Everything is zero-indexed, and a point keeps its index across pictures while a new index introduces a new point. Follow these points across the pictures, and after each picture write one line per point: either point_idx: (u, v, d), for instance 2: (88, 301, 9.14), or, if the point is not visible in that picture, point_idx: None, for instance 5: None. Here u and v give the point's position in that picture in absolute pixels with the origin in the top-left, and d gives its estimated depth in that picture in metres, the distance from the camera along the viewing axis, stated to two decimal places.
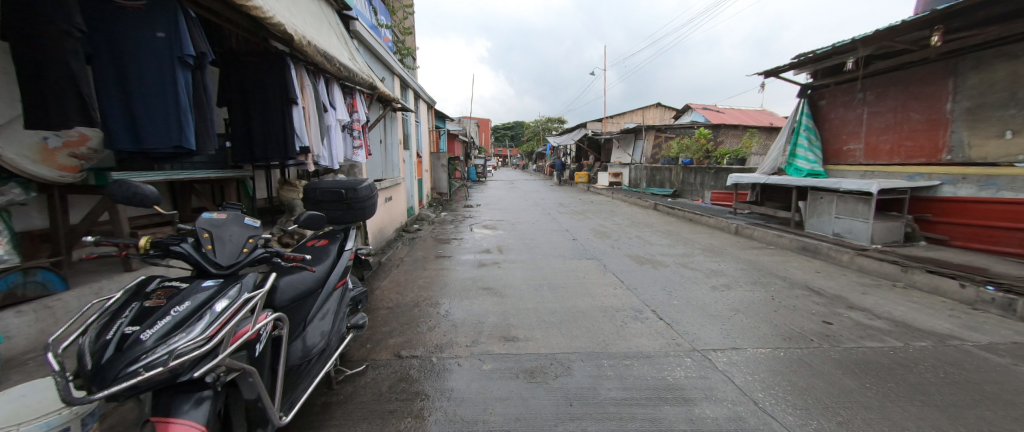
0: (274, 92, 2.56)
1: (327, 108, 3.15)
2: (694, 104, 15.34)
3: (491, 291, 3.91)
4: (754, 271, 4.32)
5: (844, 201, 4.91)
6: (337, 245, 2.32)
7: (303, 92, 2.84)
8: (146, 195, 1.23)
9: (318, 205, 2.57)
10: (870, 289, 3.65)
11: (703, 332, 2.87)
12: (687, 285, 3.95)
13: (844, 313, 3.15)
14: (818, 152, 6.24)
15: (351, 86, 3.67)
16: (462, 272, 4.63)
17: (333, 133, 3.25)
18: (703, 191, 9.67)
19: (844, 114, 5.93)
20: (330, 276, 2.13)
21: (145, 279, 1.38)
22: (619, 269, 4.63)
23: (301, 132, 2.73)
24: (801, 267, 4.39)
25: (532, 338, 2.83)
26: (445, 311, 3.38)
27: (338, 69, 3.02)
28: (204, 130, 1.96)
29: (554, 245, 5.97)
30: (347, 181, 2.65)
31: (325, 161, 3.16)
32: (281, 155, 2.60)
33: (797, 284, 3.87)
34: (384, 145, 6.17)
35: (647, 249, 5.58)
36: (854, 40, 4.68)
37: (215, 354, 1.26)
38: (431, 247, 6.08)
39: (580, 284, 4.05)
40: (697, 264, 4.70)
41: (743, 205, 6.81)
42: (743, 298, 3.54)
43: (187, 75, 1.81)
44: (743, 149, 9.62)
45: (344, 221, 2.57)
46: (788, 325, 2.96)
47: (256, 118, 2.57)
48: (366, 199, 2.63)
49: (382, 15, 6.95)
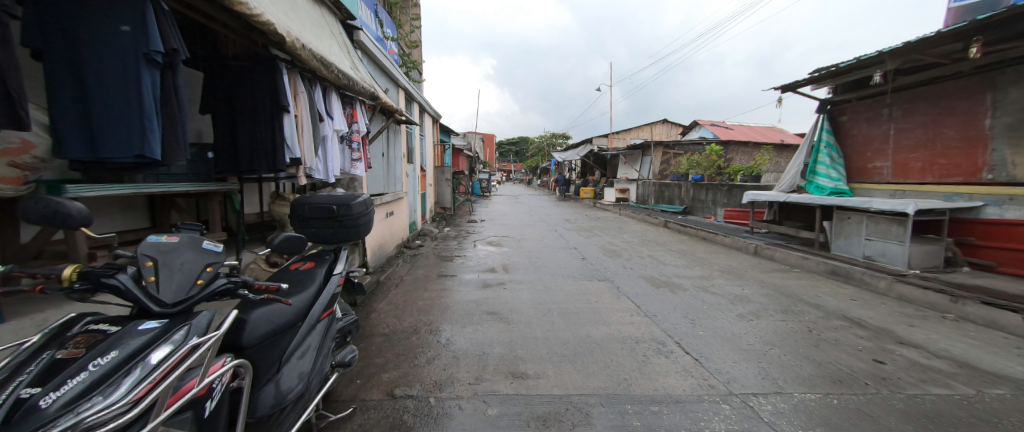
0: (263, 98, 2.34)
1: (323, 118, 2.93)
2: (703, 121, 15.18)
3: (497, 317, 3.58)
4: (782, 297, 3.96)
5: (876, 222, 4.58)
6: (324, 270, 2.05)
7: (296, 100, 2.61)
8: (70, 214, 0.98)
9: (306, 223, 2.30)
10: (918, 321, 3.28)
11: (739, 371, 2.51)
12: (711, 312, 3.60)
13: (894, 350, 2.79)
14: (841, 169, 5.94)
15: (351, 96, 3.48)
16: (465, 294, 4.31)
17: (329, 144, 3.02)
18: (715, 208, 9.35)
19: (868, 130, 5.66)
20: (315, 308, 1.85)
21: (74, 318, 1.10)
22: (633, 292, 4.29)
23: (292, 142, 2.48)
24: (833, 293, 4.02)
25: (544, 375, 2.50)
26: (446, 340, 3.06)
27: (336, 77, 2.83)
28: (175, 138, 1.70)
29: (562, 265, 5.65)
30: (341, 196, 2.37)
31: (319, 174, 2.92)
32: (269, 167, 2.36)
33: (833, 313, 3.50)
34: (387, 158, 5.97)
35: (662, 270, 5.23)
36: (881, 52, 4.47)
37: (144, 421, 0.96)
38: (433, 265, 5.79)
39: (593, 310, 3.72)
40: (718, 288, 4.34)
41: (761, 224, 6.49)
42: (775, 329, 3.19)
43: (155, 75, 1.58)
44: (758, 166, 9.22)
45: (337, 240, 2.29)
46: (834, 364, 2.60)
47: (242, 125, 2.34)
48: (361, 217, 2.37)
49: (389, 28, 6.89)
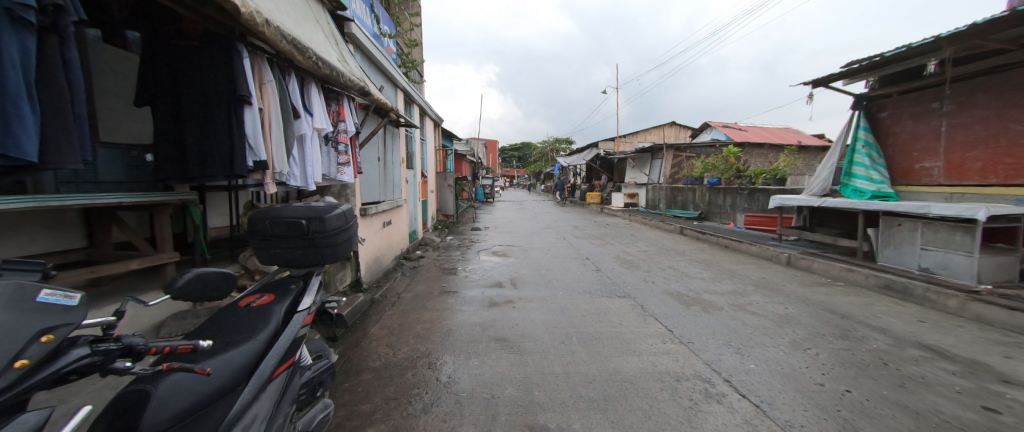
0: (216, 86, 1.87)
1: (299, 114, 2.45)
2: (714, 123, 14.69)
3: (507, 345, 3.07)
4: (836, 319, 3.42)
5: (934, 229, 4.02)
6: (285, 305, 1.56)
7: (262, 91, 2.14)
8: None
9: (266, 243, 1.80)
10: (1013, 350, 2.72)
11: (816, 424, 1.97)
12: (758, 339, 3.07)
13: (1003, 391, 2.24)
14: (881, 170, 5.40)
15: (337, 90, 3.03)
16: (470, 315, 3.81)
17: (307, 145, 2.56)
18: (735, 214, 8.80)
19: (914, 127, 5.15)
20: (265, 363, 1.35)
21: None
22: (661, 312, 3.76)
23: (255, 142, 2.01)
24: (893, 313, 3.49)
25: (569, 430, 1.97)
26: (447, 377, 2.56)
27: (314, 65, 2.37)
28: (60, 127, 1.23)
29: (576, 278, 5.14)
30: (314, 208, 1.88)
31: (294, 181, 2.45)
32: (223, 174, 1.88)
33: (905, 340, 2.96)
34: (383, 163, 5.51)
35: (688, 284, 4.71)
36: (937, 38, 3.96)
37: None
38: (435, 279, 5.30)
39: (618, 335, 3.21)
40: (758, 307, 3.79)
41: (791, 232, 5.94)
42: (843, 363, 2.64)
43: (32, 42, 1.12)
44: (781, 168, 8.63)
45: (306, 263, 1.81)
46: (934, 413, 2.06)
47: (191, 121, 1.86)
48: (338, 235, 1.87)
49: (387, 25, 6.45)
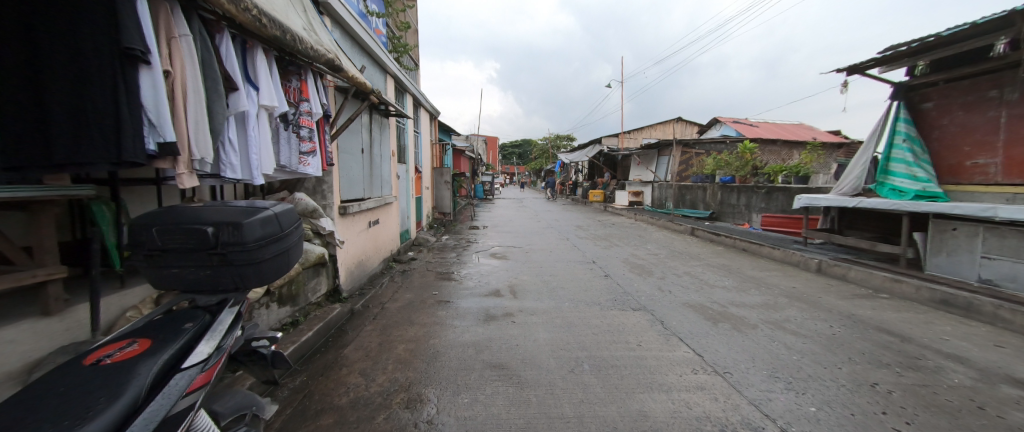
0: (88, 33, 1.29)
1: (236, 85, 1.91)
2: (722, 119, 14.15)
3: (505, 374, 2.54)
4: (896, 342, 2.88)
5: (1001, 235, 3.50)
6: (159, 359, 1.00)
7: (171, 50, 1.57)
8: None
9: (152, 259, 1.25)
10: None
11: None
12: (810, 369, 2.52)
13: None
14: (926, 167, 4.89)
15: (298, 62, 2.49)
16: (462, 331, 3.28)
17: (250, 127, 2.02)
18: (751, 214, 8.25)
19: (966, 118, 4.67)
20: None
21: None
22: (685, 331, 3.22)
23: (159, 118, 1.46)
24: (961, 335, 2.95)
25: None
26: (427, 424, 2.00)
27: (255, 21, 1.79)
28: None
29: (583, 286, 4.60)
30: (230, 210, 1.32)
31: (229, 172, 1.92)
32: (105, 162, 1.33)
33: (990, 372, 2.43)
34: (369, 155, 4.97)
35: (711, 294, 4.17)
36: (1009, 13, 3.40)
37: None
38: (426, 285, 4.75)
39: (639, 363, 2.66)
40: (798, 325, 3.25)
41: (819, 234, 5.40)
42: (926, 407, 2.10)
43: None
44: (802, 165, 8.04)
45: (219, 289, 1.27)
46: None
47: (48, 83, 1.26)
48: (264, 248, 1.32)
49: (375, 3, 5.84)
